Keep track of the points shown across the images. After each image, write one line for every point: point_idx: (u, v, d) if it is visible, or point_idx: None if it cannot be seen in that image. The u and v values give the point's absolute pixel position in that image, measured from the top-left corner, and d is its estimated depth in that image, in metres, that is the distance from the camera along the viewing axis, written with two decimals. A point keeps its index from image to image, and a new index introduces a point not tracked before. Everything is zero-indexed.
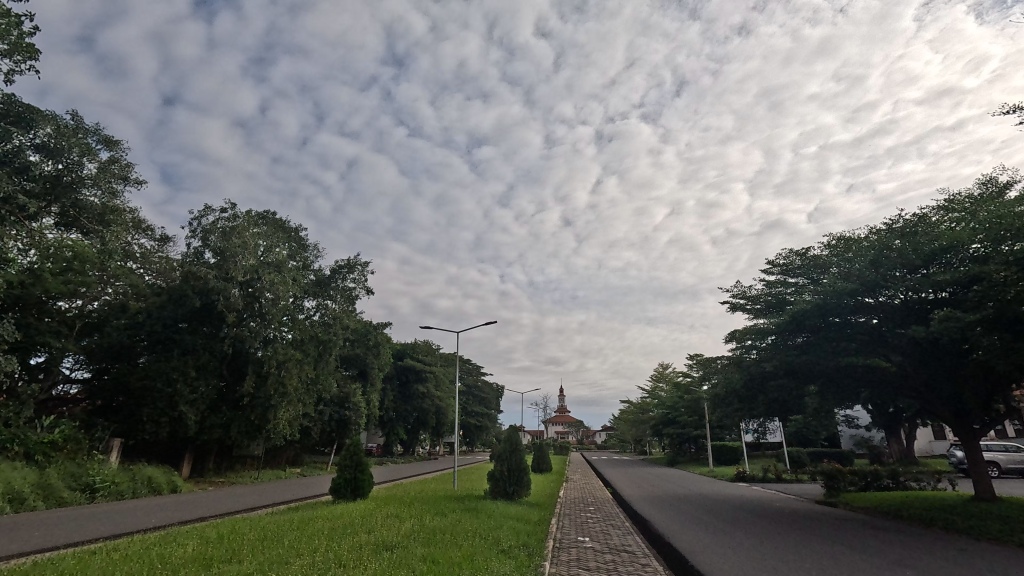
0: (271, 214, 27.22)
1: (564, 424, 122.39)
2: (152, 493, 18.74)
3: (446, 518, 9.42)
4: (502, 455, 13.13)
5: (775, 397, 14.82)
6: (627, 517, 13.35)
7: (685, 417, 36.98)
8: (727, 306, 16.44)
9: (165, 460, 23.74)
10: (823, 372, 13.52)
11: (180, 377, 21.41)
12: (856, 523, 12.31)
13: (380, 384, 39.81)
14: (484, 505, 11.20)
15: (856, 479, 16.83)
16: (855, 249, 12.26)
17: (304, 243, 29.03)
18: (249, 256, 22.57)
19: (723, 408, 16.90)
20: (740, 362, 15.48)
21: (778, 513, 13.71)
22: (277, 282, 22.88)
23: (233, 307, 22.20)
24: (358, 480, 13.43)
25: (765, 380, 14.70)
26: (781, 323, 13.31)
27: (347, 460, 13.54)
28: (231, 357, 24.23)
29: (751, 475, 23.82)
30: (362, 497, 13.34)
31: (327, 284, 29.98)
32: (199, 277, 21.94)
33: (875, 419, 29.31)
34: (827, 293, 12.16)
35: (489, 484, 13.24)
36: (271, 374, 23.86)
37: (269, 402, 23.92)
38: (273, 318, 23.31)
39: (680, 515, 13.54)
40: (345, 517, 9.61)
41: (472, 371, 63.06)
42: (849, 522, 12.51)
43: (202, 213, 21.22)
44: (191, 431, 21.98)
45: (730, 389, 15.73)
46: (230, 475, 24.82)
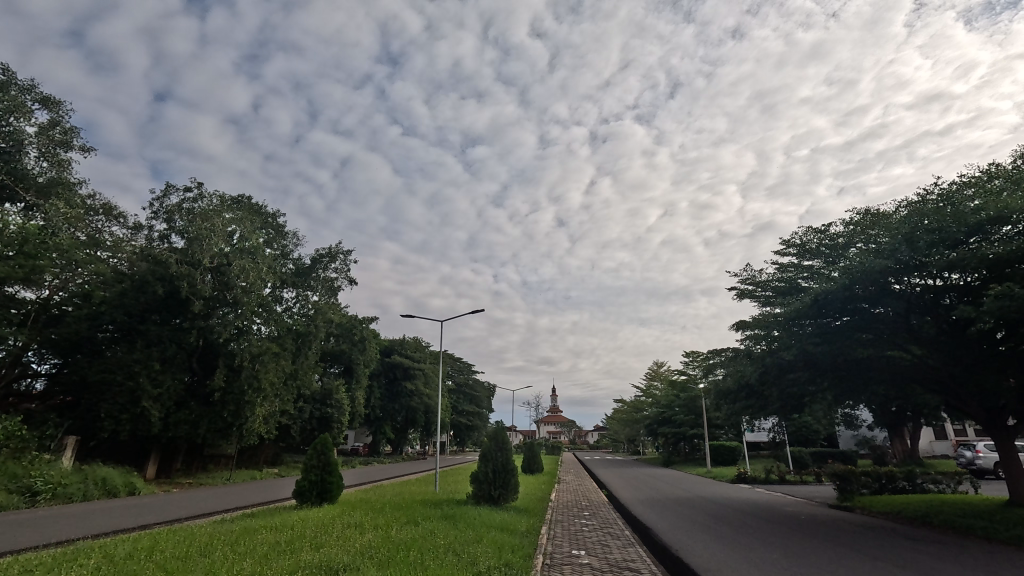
0: (247, 199, 25.76)
1: (556, 424, 121.65)
2: (106, 496, 17.08)
3: (415, 529, 7.97)
4: (485, 454, 11.76)
5: (791, 392, 13.52)
6: (626, 523, 12.14)
7: (681, 415, 35.77)
8: (735, 294, 15.31)
9: (130, 461, 22.12)
10: (847, 365, 12.22)
11: (142, 370, 19.80)
12: (890, 533, 10.84)
13: (366, 381, 38.34)
14: (464, 513, 9.74)
15: (869, 482, 15.60)
16: (885, 225, 11.05)
17: (282, 230, 27.55)
18: (219, 240, 21.01)
19: (729, 404, 15.59)
20: (752, 354, 14.20)
21: (788, 517, 12.59)
22: (249, 270, 21.36)
23: (200, 294, 20.55)
24: (325, 483, 11.99)
25: (781, 374, 13.32)
26: (800, 308, 12.09)
27: (313, 462, 12.05)
28: (202, 350, 22.63)
29: (753, 477, 22.59)
30: (333, 502, 11.94)
31: (307, 273, 28.46)
32: (162, 262, 20.36)
33: (878, 419, 28.20)
34: (854, 272, 10.95)
35: (471, 487, 11.77)
36: (244, 368, 22.33)
37: (242, 399, 22.33)
38: (246, 307, 21.74)
39: (681, 520, 12.40)
40: (297, 526, 8.14)
41: (463, 369, 61.65)
42: (880, 531, 11.08)
43: (165, 192, 19.69)
44: (154, 429, 20.29)
45: (741, 383, 14.39)
46: (201, 477, 23.23)
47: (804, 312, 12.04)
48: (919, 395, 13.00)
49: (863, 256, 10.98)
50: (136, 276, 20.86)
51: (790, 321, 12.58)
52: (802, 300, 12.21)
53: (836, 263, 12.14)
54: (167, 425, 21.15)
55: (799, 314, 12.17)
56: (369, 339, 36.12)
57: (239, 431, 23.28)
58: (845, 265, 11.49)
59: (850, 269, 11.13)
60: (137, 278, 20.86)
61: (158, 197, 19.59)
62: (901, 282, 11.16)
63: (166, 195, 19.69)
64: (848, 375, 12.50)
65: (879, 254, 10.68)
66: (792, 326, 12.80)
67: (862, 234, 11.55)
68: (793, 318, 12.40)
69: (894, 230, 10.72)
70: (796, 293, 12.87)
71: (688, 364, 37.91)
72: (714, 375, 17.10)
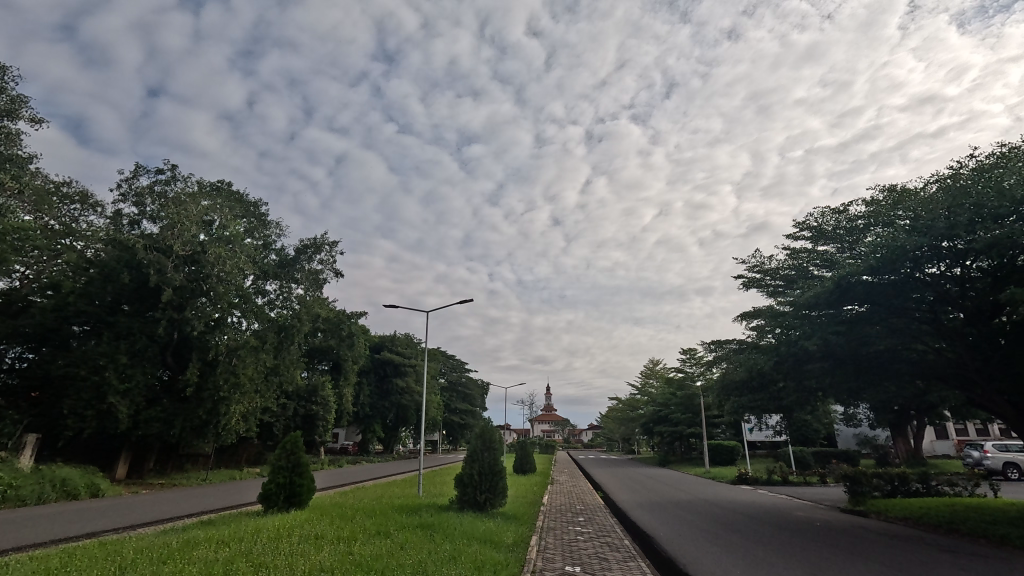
0: (227, 185, 24.54)
1: (550, 423, 120.93)
2: (65, 498, 15.76)
3: (379, 542, 6.85)
4: (470, 454, 10.72)
5: (809, 385, 12.45)
6: (624, 530, 11.13)
7: (678, 414, 34.82)
8: (741, 283, 14.39)
9: (100, 460, 20.90)
10: (871, 357, 11.23)
11: (108, 363, 18.44)
12: (917, 543, 9.83)
13: (354, 378, 37.18)
14: (442, 522, 8.64)
15: (881, 484, 14.63)
16: (913, 201, 10.04)
17: (265, 220, 26.35)
18: (192, 226, 19.75)
19: (739, 398, 14.56)
20: (765, 344, 13.21)
21: (797, 522, 11.69)
22: (225, 258, 20.13)
23: (171, 283, 19.23)
24: (294, 485, 10.86)
25: (797, 365, 12.31)
26: (821, 293, 11.07)
27: (282, 462, 10.95)
28: (177, 342, 21.36)
29: (754, 478, 21.63)
30: (302, 507, 10.84)
31: (292, 265, 27.28)
32: (130, 248, 19.04)
33: (881, 417, 27.33)
34: (883, 252, 9.93)
35: (454, 491, 10.61)
36: (220, 363, 21.12)
37: (218, 395, 21.08)
38: (222, 298, 20.47)
39: (685, 527, 11.44)
40: (250, 538, 7.03)
41: (457, 367, 60.68)
42: (907, 541, 10.05)
43: (133, 173, 18.45)
44: (122, 427, 18.97)
45: (755, 374, 13.37)
46: (176, 477, 21.99)
47: (826, 298, 11.02)
48: (940, 391, 12.03)
49: (890, 234, 9.98)
50: (104, 264, 19.49)
51: (808, 308, 11.57)
52: (822, 283, 11.20)
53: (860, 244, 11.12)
54: (137, 422, 19.83)
55: (819, 300, 11.16)
56: (358, 335, 34.93)
57: (216, 429, 22.06)
58: (871, 246, 10.50)
59: (876, 249, 10.12)
60: (105, 265, 19.49)
61: (127, 178, 18.34)
62: (931, 266, 10.20)
63: (135, 176, 18.44)
64: (872, 370, 11.51)
65: (910, 230, 9.67)
66: (810, 314, 11.79)
67: (887, 212, 10.53)
68: (811, 304, 11.40)
69: (924, 205, 9.70)
70: (814, 278, 11.87)
71: (685, 361, 37.15)
72: (719, 368, 16.06)
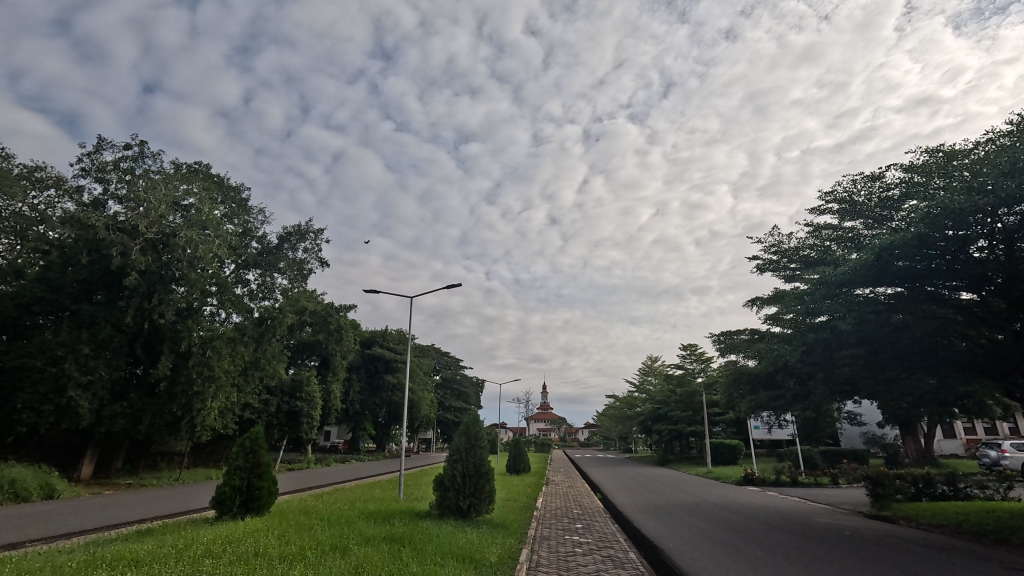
0: (204, 167, 22.92)
1: (546, 422, 119.82)
2: (13, 501, 14.31)
3: (329, 564, 5.50)
4: (452, 453, 9.36)
5: (840, 380, 11.10)
6: (628, 540, 9.86)
7: (678, 411, 33.68)
8: (758, 266, 13.18)
9: (63, 459, 19.44)
10: (910, 345, 9.94)
11: (68, 354, 16.95)
12: (974, 561, 8.49)
13: (343, 373, 35.79)
14: (416, 533, 7.33)
15: (905, 486, 13.44)
16: (965, 163, 8.74)
17: (246, 206, 24.59)
18: (162, 206, 18.24)
19: (758, 393, 13.25)
20: (791, 333, 11.95)
21: (822, 531, 10.37)
22: (197, 241, 18.66)
23: (136, 267, 17.68)
24: (252, 489, 9.51)
25: (831, 356, 10.98)
26: (856, 269, 9.80)
27: (238, 462, 9.59)
28: (147, 333, 19.82)
29: (762, 478, 20.44)
30: (261, 514, 9.49)
31: (275, 253, 25.68)
32: (91, 228, 17.46)
33: (890, 416, 26.22)
34: (933, 218, 8.64)
35: (434, 494, 9.28)
36: (194, 355, 19.65)
37: (191, 389, 19.50)
38: (194, 285, 19.03)
39: (696, 537, 10.09)
40: (175, 559, 5.68)
41: (451, 363, 59.32)
42: (962, 557, 8.71)
43: (96, 146, 16.89)
44: (84, 423, 17.48)
45: (780, 365, 12.05)
46: (146, 477, 20.57)
47: (861, 276, 9.75)
48: (981, 386, 10.74)
49: (939, 198, 8.68)
50: (64, 246, 17.76)
51: (841, 287, 10.30)
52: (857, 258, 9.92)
53: (901, 216, 9.85)
54: (101, 418, 18.31)
55: (855, 277, 9.88)
56: (347, 329, 33.59)
57: (190, 426, 20.62)
58: (916, 215, 9.22)
59: (924, 217, 8.82)
60: (65, 248, 17.78)
61: (88, 152, 16.81)
62: (979, 245, 8.88)
63: (98, 149, 16.87)
64: (914, 360, 10.20)
65: (964, 193, 8.37)
66: (842, 294, 10.54)
67: (933, 176, 9.25)
68: (845, 282, 10.13)
69: (980, 167, 8.41)
70: (846, 254, 10.62)
71: (684, 357, 36.07)
72: (731, 359, 14.81)
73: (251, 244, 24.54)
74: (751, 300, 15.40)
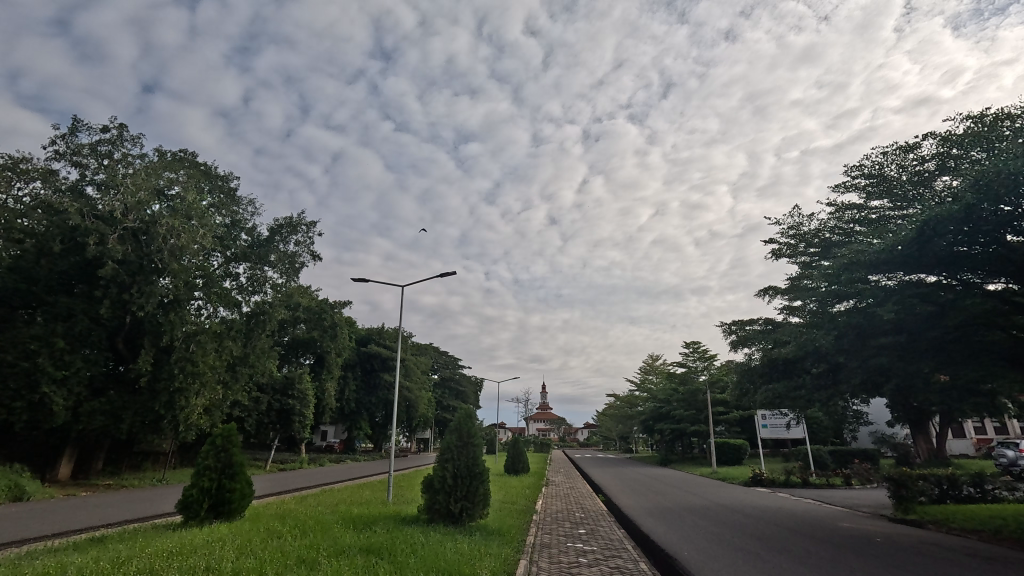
0: (191, 155, 21.87)
1: (546, 423, 118.95)
2: None
3: None
4: (442, 453, 8.45)
5: (872, 371, 10.06)
6: (636, 547, 8.99)
7: (681, 411, 32.83)
8: (774, 251, 12.42)
9: (40, 459, 18.57)
10: (949, 333, 8.93)
11: (41, 348, 16.05)
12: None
13: (337, 371, 34.84)
14: (399, 543, 6.43)
15: (929, 488, 12.53)
16: (1013, 130, 7.85)
17: (236, 196, 23.54)
18: (141, 193, 17.30)
19: (775, 385, 12.38)
20: (818, 320, 10.89)
21: (851, 537, 9.44)
22: (179, 230, 17.73)
23: (114, 256, 16.76)
24: (223, 492, 8.63)
25: (861, 345, 10.02)
26: (896, 246, 8.71)
27: (209, 461, 8.72)
28: (128, 326, 18.90)
29: (770, 479, 19.56)
30: (232, 520, 8.62)
31: (265, 246, 24.69)
32: (65, 215, 16.50)
33: (900, 415, 25.37)
34: (985, 185, 7.59)
35: (423, 498, 8.37)
36: (176, 350, 18.69)
37: (173, 385, 18.52)
38: (176, 276, 18.09)
39: (713, 545, 9.11)
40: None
41: (449, 363, 58.48)
42: (1011, 568, 7.79)
43: (71, 128, 15.97)
44: (58, 421, 16.59)
45: (805, 353, 11.08)
46: (127, 477, 19.62)
47: (901, 256, 8.65)
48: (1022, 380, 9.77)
49: (985, 167, 7.75)
50: (37, 234, 16.84)
51: (875, 271, 9.21)
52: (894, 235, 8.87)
53: (939, 191, 8.90)
54: (78, 415, 17.41)
55: (894, 256, 8.78)
56: (342, 326, 32.78)
57: (173, 424, 19.67)
58: (962, 185, 8.20)
59: (964, 191, 7.95)
60: (40, 237, 16.87)
61: (63, 134, 15.87)
62: None
63: (74, 131, 15.93)
64: (955, 350, 9.15)
65: (1016, 159, 7.42)
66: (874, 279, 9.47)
67: (975, 144, 8.33)
68: (881, 263, 9.04)
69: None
70: (878, 234, 9.60)
71: (687, 355, 35.23)
72: (744, 350, 13.93)
73: (241, 236, 23.58)
74: (765, 289, 15.26)
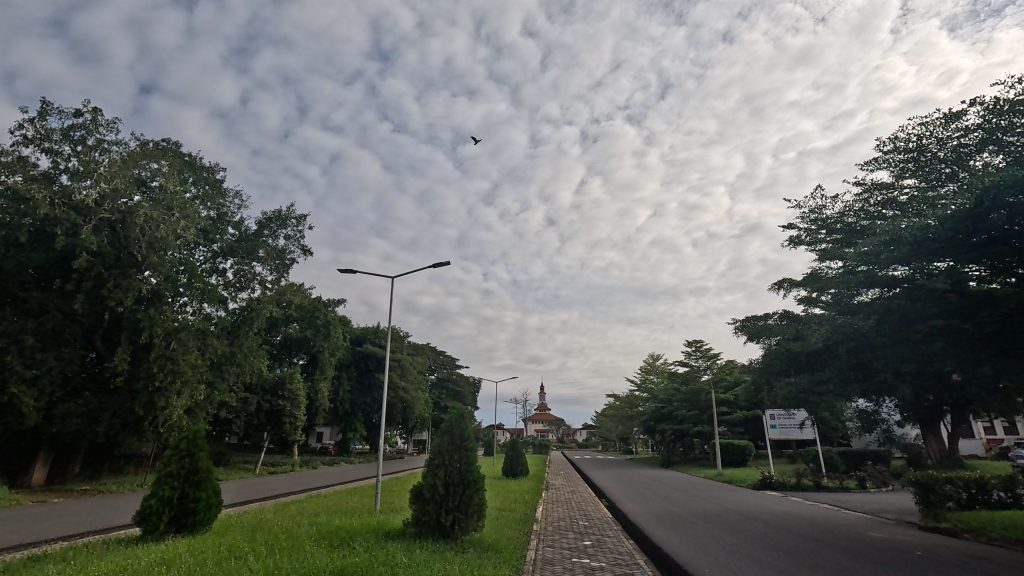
0: (173, 144, 20.87)
1: (545, 423, 118.05)
2: None
3: None
4: (432, 458, 7.53)
5: (910, 365, 9.04)
6: (648, 561, 8.10)
7: (683, 411, 31.94)
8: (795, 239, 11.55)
9: (13, 463, 17.61)
10: (1005, 323, 7.82)
11: (9, 346, 15.06)
12: None
13: (331, 371, 33.86)
14: (376, 564, 5.50)
15: (957, 493, 11.63)
16: None
17: (222, 187, 22.55)
18: (117, 182, 16.33)
19: (797, 381, 11.44)
20: (850, 308, 9.86)
21: (886, 550, 8.51)
22: (157, 221, 16.70)
23: (86, 248, 15.81)
24: (186, 502, 7.71)
25: (901, 334, 8.90)
26: (942, 223, 7.62)
27: (172, 467, 7.79)
28: (106, 323, 17.95)
29: (780, 482, 18.65)
30: (196, 533, 7.71)
31: (253, 240, 23.69)
32: (34, 203, 15.57)
33: (910, 415, 24.52)
34: None
35: (411, 509, 7.45)
36: (155, 348, 17.69)
37: (152, 385, 17.53)
38: (154, 269, 17.07)
39: (736, 560, 8.15)
40: None
41: (446, 363, 57.57)
42: None
43: (40, 112, 15.03)
44: (28, 423, 15.61)
45: (834, 340, 10.05)
46: (106, 482, 18.62)
47: (950, 234, 7.56)
48: None
49: None
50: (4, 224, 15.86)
51: (915, 252, 8.14)
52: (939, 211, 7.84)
53: (985, 165, 7.93)
54: (51, 417, 16.43)
55: (939, 235, 7.68)
56: (335, 324, 31.80)
57: (154, 426, 18.68)
58: (1014, 157, 7.29)
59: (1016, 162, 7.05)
60: (7, 228, 15.90)
61: (31, 117, 14.95)
62: None
63: (43, 115, 15.02)
64: (1010, 340, 7.94)
65: None
66: (911, 263, 8.41)
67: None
68: (922, 245, 7.94)
69: None
70: (915, 215, 8.59)
71: (690, 354, 34.34)
72: (760, 344, 13.03)
73: (228, 230, 22.59)
74: (780, 281, 14.51)
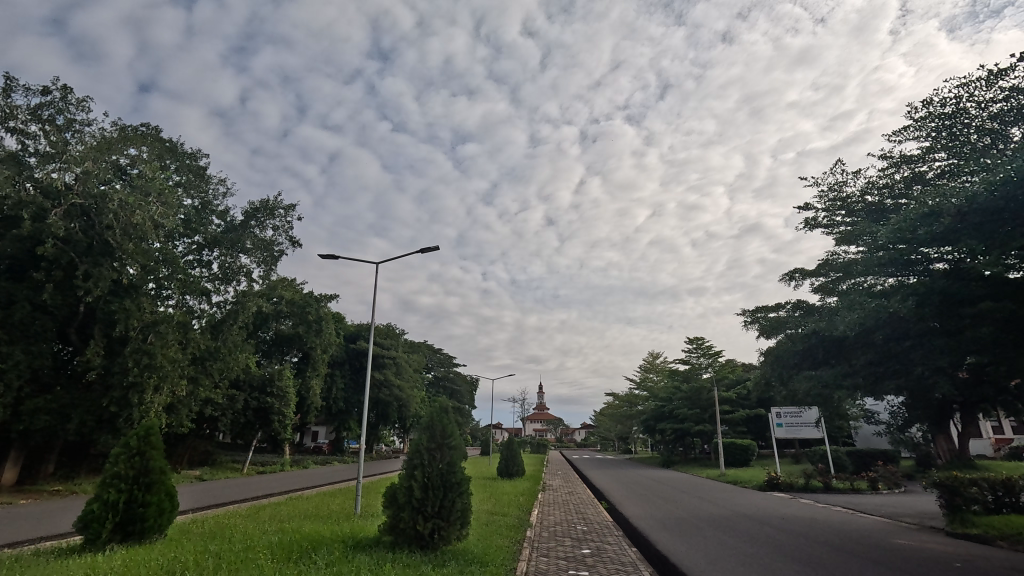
0: (154, 129, 19.98)
1: (544, 423, 117.01)
2: None
3: None
4: (410, 458, 6.68)
5: (947, 354, 8.16)
6: (651, 572, 7.26)
7: (684, 410, 31.07)
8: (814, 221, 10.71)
9: None
10: None
11: None
12: None
13: (323, 368, 32.95)
14: None
15: (985, 496, 10.74)
16: None
17: (206, 175, 21.63)
18: (88, 163, 15.36)
19: (816, 375, 10.57)
20: (877, 294, 9.02)
21: (917, 561, 7.64)
22: (130, 204, 15.66)
23: (54, 233, 14.91)
24: (133, 507, 6.85)
25: (939, 320, 8.02)
26: (988, 193, 6.79)
27: (118, 466, 6.93)
28: (81, 315, 17.06)
29: (788, 484, 17.75)
30: (147, 541, 6.87)
31: (240, 230, 22.77)
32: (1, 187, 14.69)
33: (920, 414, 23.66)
34: None
35: (386, 515, 6.59)
36: (130, 341, 16.72)
37: (126, 379, 16.60)
38: (129, 257, 16.12)
39: (752, 572, 7.25)
40: None
41: (444, 362, 56.59)
42: None
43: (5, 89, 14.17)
44: None
45: (861, 329, 9.20)
46: (81, 482, 17.74)
47: (1000, 204, 6.66)
48: None
49: None
50: None
51: (955, 228, 7.27)
52: (983, 180, 6.96)
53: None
54: (19, 412, 15.54)
55: (986, 207, 6.83)
56: (327, 320, 30.85)
57: (131, 423, 17.78)
58: None
59: None
60: None
61: None
62: None
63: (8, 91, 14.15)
64: None
65: None
66: (950, 242, 7.52)
67: None
68: (965, 219, 7.09)
69: None
70: (950, 188, 7.73)
71: (691, 352, 33.50)
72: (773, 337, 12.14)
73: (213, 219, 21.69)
74: (792, 272, 13.66)
